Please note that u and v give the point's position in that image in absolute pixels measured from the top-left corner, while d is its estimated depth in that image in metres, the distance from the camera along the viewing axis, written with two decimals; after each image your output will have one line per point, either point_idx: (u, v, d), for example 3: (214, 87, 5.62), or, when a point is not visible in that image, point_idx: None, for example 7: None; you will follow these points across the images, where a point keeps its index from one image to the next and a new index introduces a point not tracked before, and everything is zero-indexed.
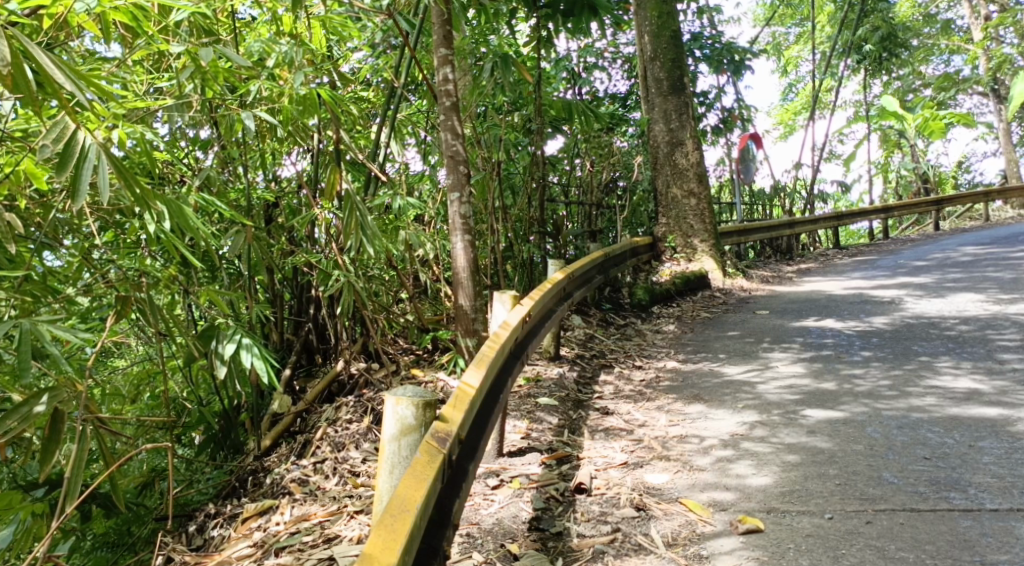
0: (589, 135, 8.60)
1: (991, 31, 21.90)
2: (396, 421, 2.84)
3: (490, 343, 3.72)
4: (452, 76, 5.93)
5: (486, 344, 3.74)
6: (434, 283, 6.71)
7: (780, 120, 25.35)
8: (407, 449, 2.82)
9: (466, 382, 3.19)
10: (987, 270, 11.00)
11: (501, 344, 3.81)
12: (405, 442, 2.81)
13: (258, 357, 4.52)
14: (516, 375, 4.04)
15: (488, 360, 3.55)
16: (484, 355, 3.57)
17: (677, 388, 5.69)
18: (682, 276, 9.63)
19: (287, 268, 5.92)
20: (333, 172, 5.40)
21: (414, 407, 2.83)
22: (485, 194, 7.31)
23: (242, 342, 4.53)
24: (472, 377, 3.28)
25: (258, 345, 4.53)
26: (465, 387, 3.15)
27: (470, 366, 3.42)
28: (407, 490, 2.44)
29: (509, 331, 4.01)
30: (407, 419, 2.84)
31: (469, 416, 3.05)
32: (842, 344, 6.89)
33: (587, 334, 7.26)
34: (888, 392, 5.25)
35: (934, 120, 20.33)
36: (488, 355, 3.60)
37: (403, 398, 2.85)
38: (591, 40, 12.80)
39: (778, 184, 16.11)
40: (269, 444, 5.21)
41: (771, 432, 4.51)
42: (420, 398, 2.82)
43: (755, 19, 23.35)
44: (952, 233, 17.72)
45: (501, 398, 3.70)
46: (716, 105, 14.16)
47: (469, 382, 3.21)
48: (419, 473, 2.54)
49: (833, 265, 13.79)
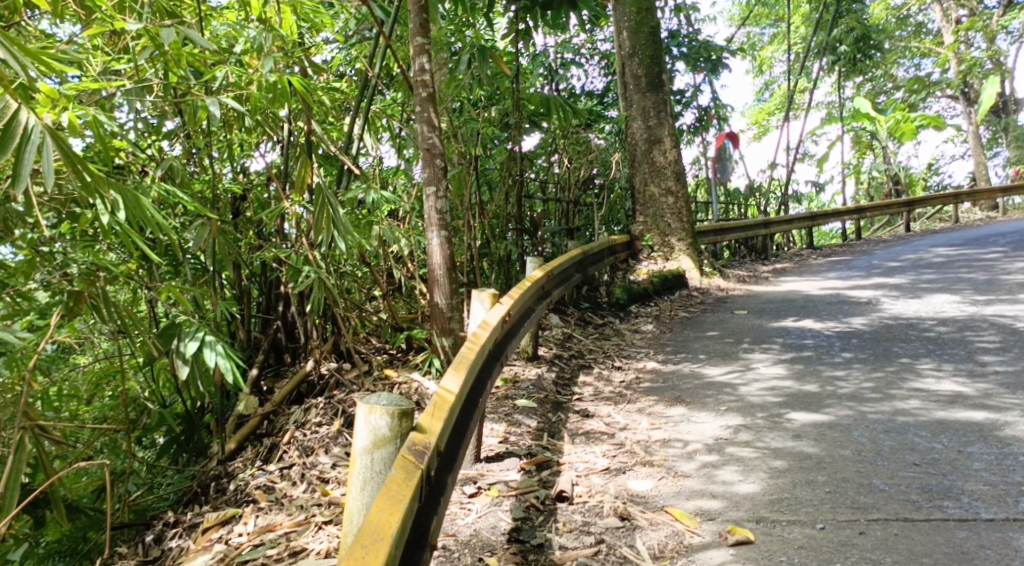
0: (568, 131, 8.44)
1: (962, 34, 22.07)
2: (368, 432, 2.64)
3: (468, 346, 3.56)
4: (429, 66, 5.73)
5: (465, 347, 3.57)
6: (409, 280, 6.51)
7: (754, 120, 25.41)
8: (380, 463, 2.61)
9: (443, 389, 3.04)
10: (961, 271, 11.01)
11: (481, 346, 3.64)
12: (378, 456, 2.61)
13: (222, 355, 4.29)
14: (496, 379, 3.89)
15: (467, 364, 3.39)
16: (462, 358, 3.41)
17: (658, 390, 5.55)
18: (660, 274, 9.52)
19: (255, 264, 5.71)
20: (304, 165, 5.28)
21: (389, 417, 2.64)
22: (462, 190, 7.13)
23: (204, 340, 4.31)
24: (449, 384, 3.12)
25: (222, 343, 4.32)
26: (442, 395, 2.99)
27: (449, 371, 3.26)
28: (381, 515, 2.29)
29: (488, 332, 3.85)
30: (381, 429, 2.64)
31: (447, 427, 2.90)
32: (822, 345, 6.79)
33: (564, 334, 7.11)
34: (872, 395, 5.15)
35: (905, 122, 20.51)
36: (467, 357, 3.44)
37: (376, 406, 2.65)
38: (568, 36, 12.67)
39: (753, 184, 16.08)
40: (233, 447, 5.00)
41: (756, 436, 4.38)
42: (395, 408, 2.62)
43: (730, 19, 23.35)
44: (924, 234, 17.81)
45: (481, 402, 3.55)
46: (692, 103, 14.08)
47: (446, 389, 3.06)
48: (394, 494, 2.38)
49: (807, 265, 13.77)
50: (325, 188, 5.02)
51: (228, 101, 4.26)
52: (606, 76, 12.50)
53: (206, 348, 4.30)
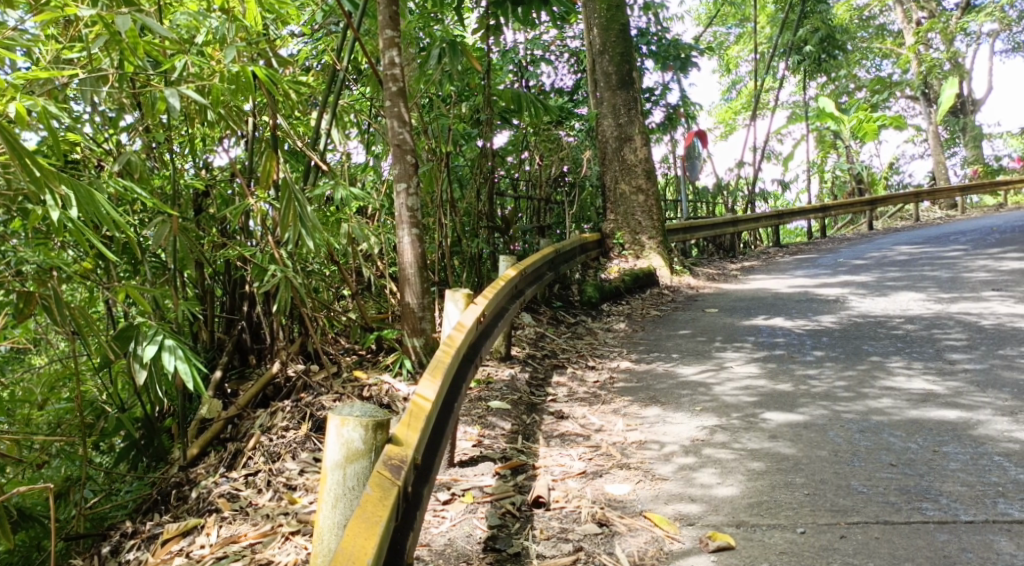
0: (539, 128, 8.34)
1: (924, 35, 22.35)
2: (341, 445, 2.52)
3: (444, 349, 3.45)
4: (398, 60, 5.60)
5: (440, 350, 3.46)
6: (378, 278, 6.39)
7: (720, 119, 25.53)
8: (353, 479, 2.51)
9: (419, 396, 2.93)
10: (925, 268, 11.10)
11: (456, 349, 3.53)
12: (350, 472, 2.50)
13: (181, 359, 4.12)
14: (471, 381, 3.78)
15: (442, 368, 3.28)
16: (437, 361, 3.30)
17: (632, 390, 5.48)
18: (630, 273, 9.47)
19: (219, 262, 5.56)
20: (270, 160, 5.12)
21: (363, 429, 2.51)
22: (432, 187, 7.00)
23: (163, 344, 4.13)
24: (425, 390, 3.01)
25: (182, 347, 4.14)
26: (418, 402, 2.89)
27: (424, 376, 3.14)
28: (358, 540, 2.18)
29: (463, 334, 3.73)
30: (354, 442, 2.52)
31: (423, 438, 2.79)
32: (794, 344, 6.76)
33: (536, 333, 7.03)
34: (845, 394, 5.11)
35: (868, 122, 20.77)
36: (442, 361, 3.33)
37: (348, 418, 2.51)
38: (538, 33, 12.57)
39: (720, 183, 16.12)
40: (196, 452, 4.85)
41: (732, 437, 4.31)
42: (369, 420, 2.50)
43: (698, 19, 23.41)
44: (887, 232, 17.99)
45: (456, 407, 3.45)
46: (661, 102, 14.06)
47: (421, 395, 2.95)
48: (370, 516, 2.27)
49: (775, 263, 13.82)
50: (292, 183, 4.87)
51: (187, 92, 4.11)
52: (576, 73, 12.43)
53: (165, 351, 4.12)
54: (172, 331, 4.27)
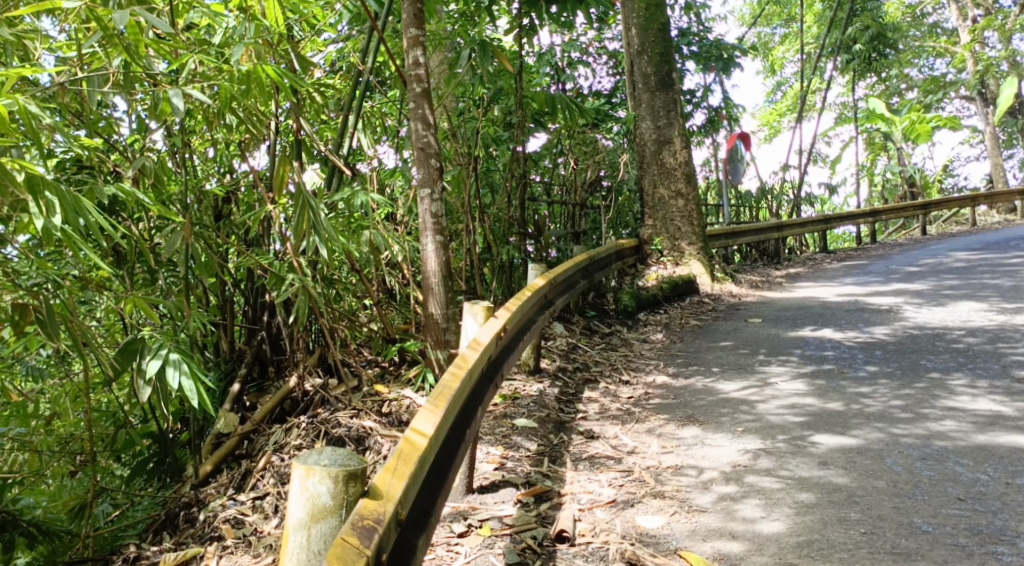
0: (574, 131, 8.03)
1: (979, 34, 21.55)
2: (306, 501, 2.26)
3: (452, 371, 3.14)
4: (423, 60, 5.35)
5: (451, 370, 3.17)
6: (403, 287, 6.14)
7: (764, 121, 24.92)
8: (318, 542, 2.23)
9: (413, 433, 2.64)
10: (984, 276, 10.55)
11: (468, 370, 3.24)
12: (316, 531, 2.22)
13: (186, 375, 3.91)
14: (485, 404, 3.48)
15: (447, 395, 2.98)
16: (442, 387, 3.00)
17: (669, 408, 5.15)
18: (669, 280, 9.11)
19: (241, 270, 5.34)
20: (283, 164, 4.88)
21: (331, 482, 2.25)
22: (461, 191, 6.74)
23: (168, 358, 3.92)
24: (422, 423, 2.72)
25: (188, 362, 3.93)
26: (411, 440, 2.59)
27: (425, 407, 2.84)
28: None
29: (478, 354, 3.43)
30: (321, 497, 2.26)
31: (409, 492, 2.44)
32: (844, 358, 6.36)
33: (569, 344, 6.72)
34: (902, 415, 4.73)
35: (920, 123, 20.05)
36: (448, 387, 3.03)
37: (314, 469, 2.26)
38: (576, 34, 12.27)
39: (764, 186, 15.64)
40: (208, 470, 4.66)
41: (778, 463, 3.97)
42: (336, 472, 2.23)
43: (741, 19, 22.87)
44: (941, 238, 17.28)
45: (468, 435, 3.15)
46: (703, 103, 13.67)
47: (417, 431, 2.65)
48: None
49: (822, 270, 13.33)
50: (307, 190, 4.59)
51: (193, 93, 3.90)
52: (614, 75, 12.09)
53: (169, 367, 3.91)
54: (178, 345, 4.06)
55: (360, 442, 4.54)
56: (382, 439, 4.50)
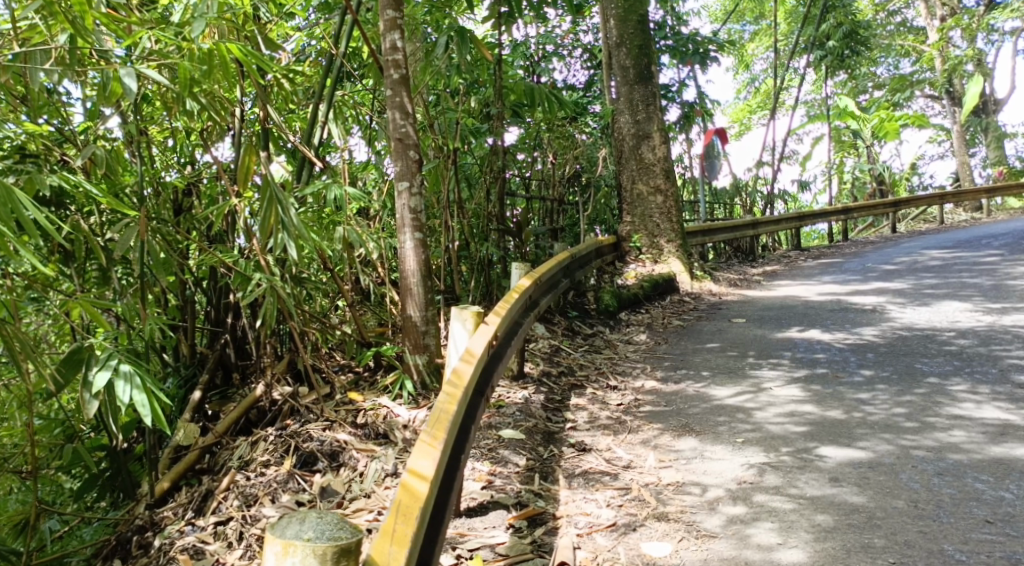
0: (553, 124, 7.68)
1: (947, 32, 21.57)
2: None
3: (448, 393, 2.93)
4: (401, 45, 5.00)
5: (444, 393, 2.93)
6: (378, 287, 5.78)
7: (734, 118, 24.76)
8: None
9: (412, 477, 2.42)
10: (963, 275, 10.41)
11: (462, 391, 3.00)
12: None
13: (139, 390, 3.52)
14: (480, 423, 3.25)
15: (446, 421, 2.77)
16: (439, 412, 2.79)
17: (661, 416, 4.85)
18: (649, 278, 8.82)
19: (202, 268, 4.96)
20: (249, 154, 4.55)
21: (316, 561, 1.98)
22: (437, 186, 6.36)
23: (118, 370, 3.52)
24: (420, 462, 2.51)
25: (141, 375, 3.54)
26: (409, 487, 2.38)
27: (420, 442, 2.61)
28: None
29: (473, 368, 3.19)
30: None
31: (409, 554, 2.22)
32: (836, 361, 6.12)
33: (551, 347, 6.40)
34: (909, 424, 4.49)
35: (889, 121, 20.00)
36: (445, 411, 2.82)
37: (296, 547, 1.98)
38: (550, 27, 11.92)
39: (738, 183, 15.44)
40: (166, 487, 4.26)
41: (786, 480, 3.69)
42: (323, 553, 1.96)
43: (711, 16, 22.65)
44: (911, 235, 17.22)
45: (462, 464, 2.92)
46: (677, 98, 13.42)
47: (415, 474, 2.44)
48: None
49: (798, 268, 13.14)
50: (276, 183, 4.25)
51: (148, 72, 3.55)
52: (589, 69, 11.76)
53: (119, 380, 3.51)
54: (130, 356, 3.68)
55: (334, 457, 4.17)
56: (357, 455, 4.15)
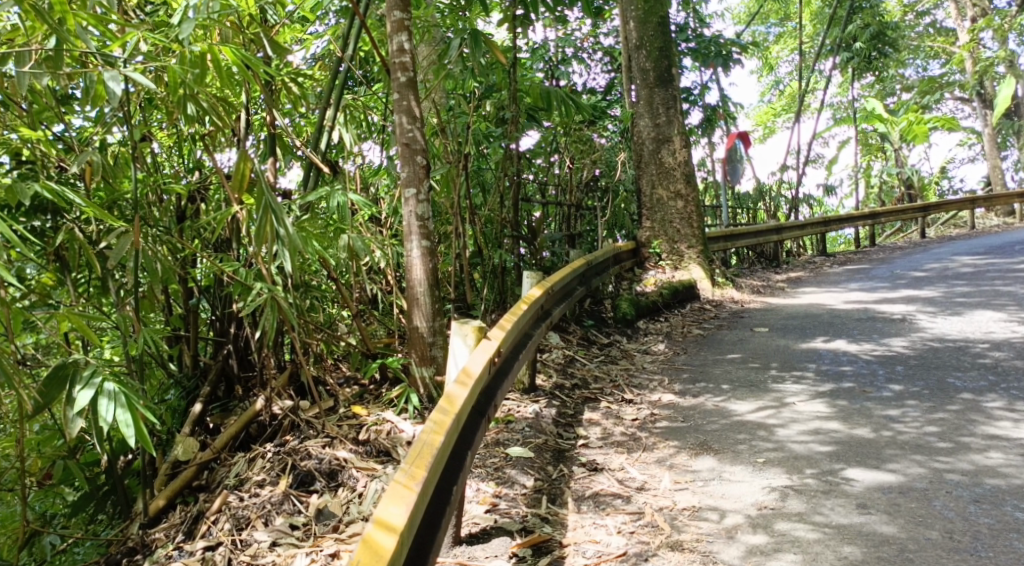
0: (571, 127, 7.46)
1: (977, 34, 21.09)
2: None
3: (433, 426, 2.73)
4: (409, 46, 4.81)
5: (429, 428, 2.72)
6: (387, 295, 5.61)
7: (759, 121, 24.37)
8: None
9: (377, 528, 2.20)
10: (995, 283, 10.05)
11: (448, 425, 2.78)
12: None
13: (124, 409, 3.39)
14: (475, 455, 3.03)
15: (428, 457, 2.57)
16: (420, 447, 2.59)
17: (678, 433, 4.63)
18: (669, 286, 8.57)
19: (206, 276, 4.82)
20: (242, 159, 4.24)
21: None
22: (449, 191, 6.16)
23: (103, 388, 3.39)
24: (391, 511, 2.29)
25: (126, 394, 3.41)
26: (373, 540, 2.16)
27: (393, 486, 2.39)
28: None
29: (466, 392, 3.02)
30: None
31: None
32: (864, 374, 5.85)
33: (566, 357, 6.20)
34: (942, 444, 4.23)
35: (918, 124, 19.56)
36: (428, 446, 2.62)
37: None
38: (570, 29, 11.72)
39: (762, 187, 15.11)
40: (162, 505, 4.13)
41: (810, 506, 3.46)
42: None
43: (735, 18, 22.30)
44: (941, 241, 16.78)
45: (449, 505, 2.70)
46: (700, 101, 13.15)
47: (383, 524, 2.22)
48: None
49: (823, 274, 12.79)
50: (271, 194, 4.10)
51: (134, 75, 3.41)
52: (610, 72, 11.54)
53: (104, 399, 3.38)
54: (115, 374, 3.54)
55: (332, 476, 4.03)
56: (357, 474, 4.00)
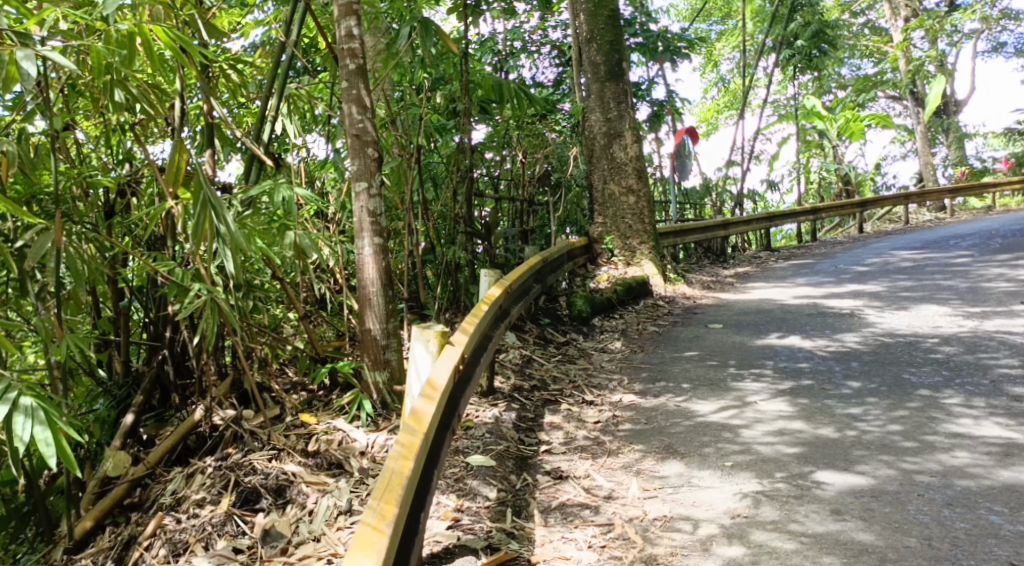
0: (522, 121, 7.26)
1: (911, 33, 21.54)
2: None
3: (401, 451, 2.55)
4: (358, 32, 4.56)
5: (396, 456, 2.53)
6: (336, 295, 5.36)
7: (702, 117, 24.56)
8: None
9: None
10: (937, 277, 10.18)
11: (417, 451, 2.60)
12: None
13: (42, 426, 3.10)
14: (440, 479, 2.86)
15: (397, 489, 2.39)
16: (389, 479, 2.40)
17: (642, 436, 4.50)
18: (622, 282, 8.45)
19: (139, 277, 4.52)
20: (177, 149, 3.93)
21: None
22: (400, 185, 5.91)
23: (19, 403, 3.09)
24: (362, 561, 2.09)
25: (46, 409, 3.12)
26: None
27: (361, 530, 2.20)
28: None
29: (432, 409, 2.85)
30: None
31: None
32: (821, 371, 5.79)
33: (522, 357, 6.03)
34: (908, 443, 4.16)
35: (855, 121, 19.89)
36: (397, 477, 2.44)
37: None
38: (518, 22, 11.55)
39: (708, 183, 15.16)
40: (89, 527, 3.87)
41: (785, 513, 3.36)
42: None
43: (678, 15, 22.41)
44: (879, 236, 17.10)
45: (417, 540, 2.52)
46: (648, 97, 13.10)
47: None
48: None
49: (769, 269, 12.84)
50: (210, 187, 3.82)
51: (50, 54, 3.17)
52: (558, 66, 11.39)
53: (19, 415, 3.08)
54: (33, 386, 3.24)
55: (280, 493, 3.78)
56: (307, 489, 3.76)
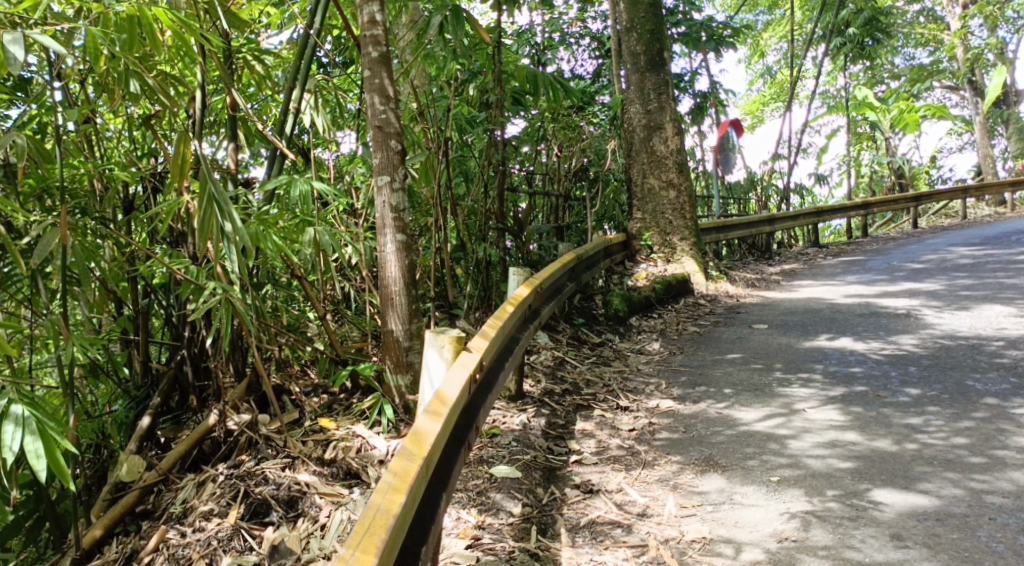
0: (557, 113, 6.96)
1: (968, 21, 20.66)
2: None
3: (391, 483, 2.28)
4: (381, 17, 4.32)
5: (385, 489, 2.26)
6: (360, 293, 5.14)
7: (747, 110, 23.90)
8: None
9: None
10: (997, 275, 9.63)
11: (411, 483, 2.33)
12: None
13: (35, 436, 2.93)
14: (444, 509, 2.58)
15: (380, 530, 2.12)
16: (370, 519, 2.13)
17: (680, 445, 4.20)
18: (662, 280, 8.10)
19: (157, 275, 4.33)
20: (183, 141, 3.73)
21: None
22: (428, 180, 5.66)
23: (10, 413, 2.94)
24: None
25: (38, 419, 2.96)
26: None
27: None
28: None
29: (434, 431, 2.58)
30: None
31: None
32: (875, 376, 5.41)
33: (556, 359, 5.76)
34: (975, 458, 3.80)
35: (909, 113, 19.13)
36: (382, 515, 2.16)
37: None
38: (556, 13, 11.23)
39: (753, 178, 14.65)
40: (97, 536, 3.68)
41: (838, 538, 3.07)
42: None
43: (723, 5, 21.79)
44: (933, 231, 16.41)
45: None
46: (690, 89, 12.69)
47: None
48: None
49: (817, 267, 12.34)
50: (215, 182, 3.63)
51: (40, 37, 2.96)
52: (598, 58, 11.05)
53: (11, 425, 2.92)
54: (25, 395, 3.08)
55: (291, 505, 3.60)
56: (320, 501, 3.57)
